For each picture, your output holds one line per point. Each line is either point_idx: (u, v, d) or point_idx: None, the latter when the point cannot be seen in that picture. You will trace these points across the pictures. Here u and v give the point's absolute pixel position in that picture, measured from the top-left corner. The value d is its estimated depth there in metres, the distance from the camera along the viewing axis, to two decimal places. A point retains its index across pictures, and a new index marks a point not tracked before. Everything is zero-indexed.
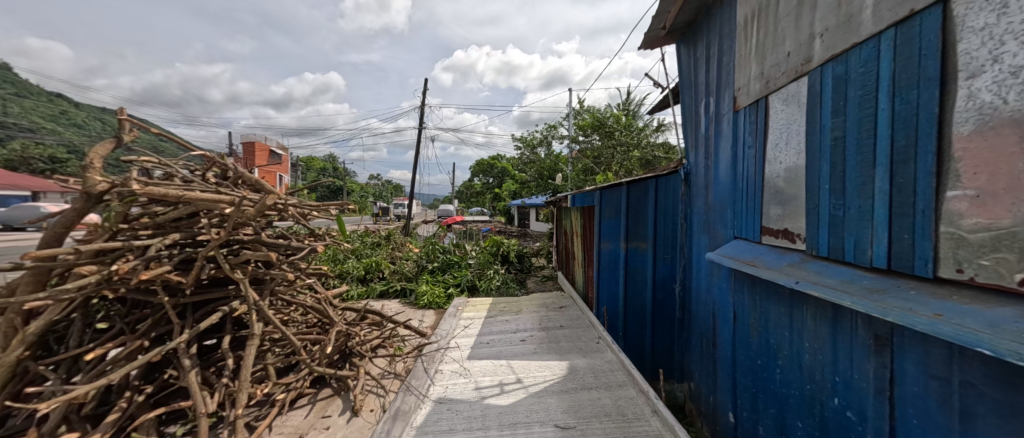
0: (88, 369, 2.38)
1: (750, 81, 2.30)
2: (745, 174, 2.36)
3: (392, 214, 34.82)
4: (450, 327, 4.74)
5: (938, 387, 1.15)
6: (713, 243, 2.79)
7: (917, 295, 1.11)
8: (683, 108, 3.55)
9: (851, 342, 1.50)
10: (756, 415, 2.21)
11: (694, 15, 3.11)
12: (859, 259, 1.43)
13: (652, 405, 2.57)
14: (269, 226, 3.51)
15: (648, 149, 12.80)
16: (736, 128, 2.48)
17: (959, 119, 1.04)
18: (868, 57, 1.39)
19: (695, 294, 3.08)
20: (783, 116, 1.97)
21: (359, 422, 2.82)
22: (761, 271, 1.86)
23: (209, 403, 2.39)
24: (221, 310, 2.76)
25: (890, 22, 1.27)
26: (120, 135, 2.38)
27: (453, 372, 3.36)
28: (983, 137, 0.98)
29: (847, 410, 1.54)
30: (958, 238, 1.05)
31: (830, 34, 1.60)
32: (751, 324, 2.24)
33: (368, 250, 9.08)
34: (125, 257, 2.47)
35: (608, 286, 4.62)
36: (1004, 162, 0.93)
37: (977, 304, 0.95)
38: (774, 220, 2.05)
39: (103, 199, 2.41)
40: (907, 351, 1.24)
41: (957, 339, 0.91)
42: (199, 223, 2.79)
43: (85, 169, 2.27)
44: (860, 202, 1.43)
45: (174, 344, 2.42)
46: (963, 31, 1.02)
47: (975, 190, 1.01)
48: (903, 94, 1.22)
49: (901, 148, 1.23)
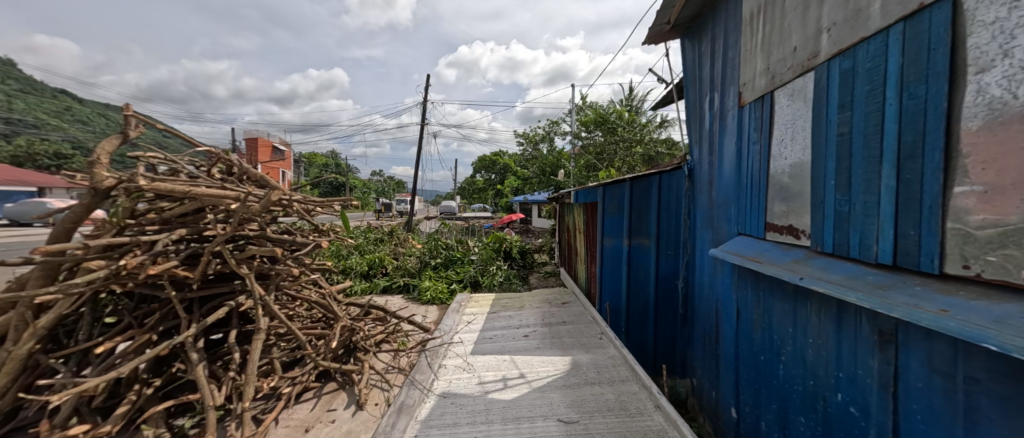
0: (98, 363, 2.41)
1: (755, 76, 2.28)
2: (749, 170, 2.35)
3: (394, 210, 34.89)
4: (453, 322, 4.78)
5: (943, 384, 1.15)
6: (717, 240, 2.78)
7: (922, 291, 1.11)
8: (688, 103, 3.51)
9: (855, 339, 1.50)
10: (758, 410, 2.23)
11: (698, 9, 3.07)
12: (865, 256, 1.43)
13: (654, 400, 2.59)
14: (274, 221, 3.53)
15: (649, 144, 12.77)
16: (741, 124, 2.47)
17: (968, 114, 1.03)
18: (875, 52, 1.38)
19: (698, 291, 3.10)
20: (789, 111, 1.96)
21: (364, 415, 2.86)
22: (763, 267, 1.87)
23: (217, 397, 2.40)
24: (228, 304, 2.77)
25: (899, 16, 1.25)
26: (126, 131, 2.38)
27: (456, 367, 3.39)
28: (991, 132, 0.97)
29: (850, 405, 1.55)
30: (965, 234, 1.05)
31: (839, 28, 1.58)
32: (754, 320, 2.24)
33: (372, 246, 9.15)
34: (133, 252, 2.49)
35: (610, 283, 4.63)
36: (1012, 157, 0.92)
37: (984, 301, 0.95)
38: (779, 216, 2.04)
39: (110, 194, 2.42)
40: (911, 348, 1.25)
41: (966, 336, 0.90)
42: (205, 218, 2.79)
43: (92, 164, 2.28)
44: (866, 198, 1.42)
45: (181, 337, 2.44)
46: (973, 24, 1.01)
47: (984, 186, 1.00)
48: (910, 88, 1.21)
49: (909, 143, 1.22)
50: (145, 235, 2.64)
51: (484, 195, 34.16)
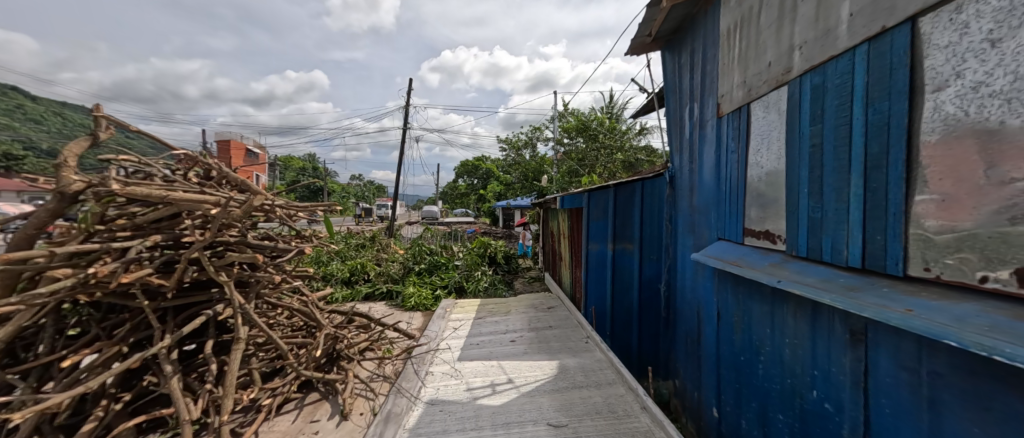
0: (62, 378, 2.25)
1: (732, 89, 2.40)
2: (728, 178, 2.46)
3: (374, 215, 34.35)
4: (439, 328, 4.74)
5: (908, 379, 1.23)
6: (698, 244, 2.88)
7: (890, 292, 1.19)
8: (668, 112, 3.64)
9: (829, 338, 1.59)
10: (738, 409, 2.32)
11: (679, 23, 3.20)
12: (836, 259, 1.52)
13: (641, 401, 2.64)
14: (254, 226, 3.41)
15: (630, 152, 13.13)
16: (719, 134, 2.58)
17: (926, 129, 1.13)
18: (843, 70, 1.48)
19: (680, 294, 3.19)
20: (764, 123, 2.07)
21: (349, 425, 2.79)
22: (743, 270, 1.95)
23: (192, 410, 2.29)
24: (205, 314, 2.66)
25: (864, 37, 1.36)
26: (95, 132, 2.26)
27: (444, 373, 3.35)
28: (946, 146, 1.07)
29: (824, 401, 1.63)
30: (925, 239, 1.14)
31: (809, 46, 1.70)
32: (734, 321, 2.33)
33: (353, 252, 8.98)
34: (102, 260, 2.35)
35: (595, 286, 4.69)
36: (967, 168, 1.02)
37: (944, 301, 1.03)
38: (756, 222, 2.15)
39: (78, 199, 2.30)
40: (880, 345, 1.33)
41: (929, 333, 0.97)
42: (181, 224, 2.67)
43: (59, 168, 2.17)
44: (837, 205, 1.51)
45: (153, 349, 2.31)
46: (929, 48, 1.11)
47: (941, 195, 1.09)
48: (875, 104, 1.31)
49: (875, 155, 1.32)
50: (116, 241, 2.50)
51: (467, 200, 34.06)
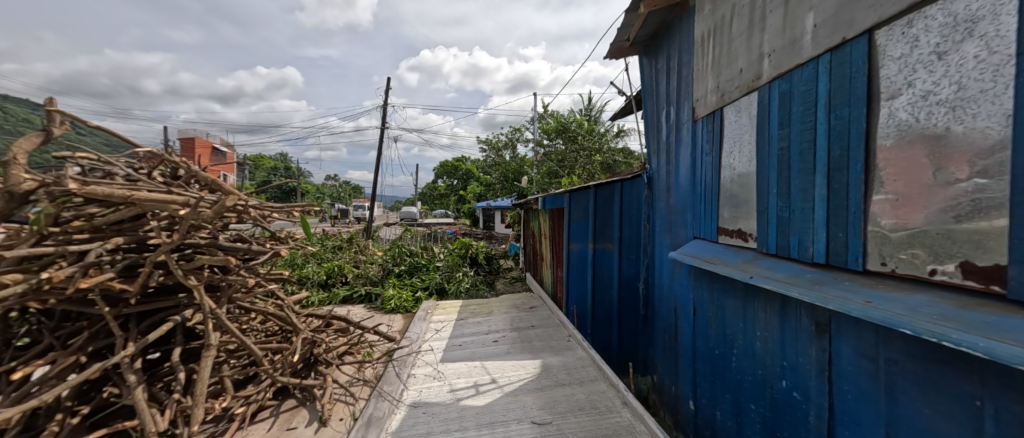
0: (10, 392, 2.08)
1: (706, 94, 2.50)
2: (702, 179, 2.56)
3: (351, 216, 33.48)
4: (420, 330, 4.68)
5: (868, 365, 1.33)
6: (675, 243, 2.98)
7: (852, 286, 1.27)
8: (646, 115, 3.74)
9: (797, 330, 1.68)
10: (714, 401, 2.41)
11: (655, 29, 3.31)
12: (803, 256, 1.62)
13: (622, 397, 2.70)
14: (225, 228, 3.27)
15: (608, 154, 13.38)
16: (695, 136, 2.68)
17: (883, 133, 1.22)
18: (808, 77, 1.58)
19: (658, 292, 3.29)
20: (736, 126, 2.17)
21: (328, 431, 2.71)
22: (718, 267, 2.02)
23: (159, 422, 2.17)
24: (172, 320, 2.52)
25: (826, 47, 1.45)
26: (49, 129, 2.03)
27: (426, 375, 3.31)
28: (899, 149, 1.16)
29: (793, 390, 1.73)
30: (882, 236, 1.23)
31: (777, 55, 1.79)
32: (710, 317, 2.42)
33: (329, 254, 8.73)
34: (57, 264, 2.19)
35: (575, 285, 4.76)
36: (917, 170, 1.11)
37: (899, 292, 1.11)
38: (729, 221, 2.24)
39: (29, 199, 2.16)
40: (843, 335, 1.43)
41: (886, 322, 1.05)
42: (145, 225, 2.52)
43: (8, 165, 1.99)
44: (804, 205, 1.61)
45: (116, 358, 2.17)
46: (884, 59, 1.20)
47: (895, 195, 1.18)
48: (837, 110, 1.41)
49: (837, 157, 1.42)
50: (72, 244, 2.33)
51: (448, 201, 33.77)
